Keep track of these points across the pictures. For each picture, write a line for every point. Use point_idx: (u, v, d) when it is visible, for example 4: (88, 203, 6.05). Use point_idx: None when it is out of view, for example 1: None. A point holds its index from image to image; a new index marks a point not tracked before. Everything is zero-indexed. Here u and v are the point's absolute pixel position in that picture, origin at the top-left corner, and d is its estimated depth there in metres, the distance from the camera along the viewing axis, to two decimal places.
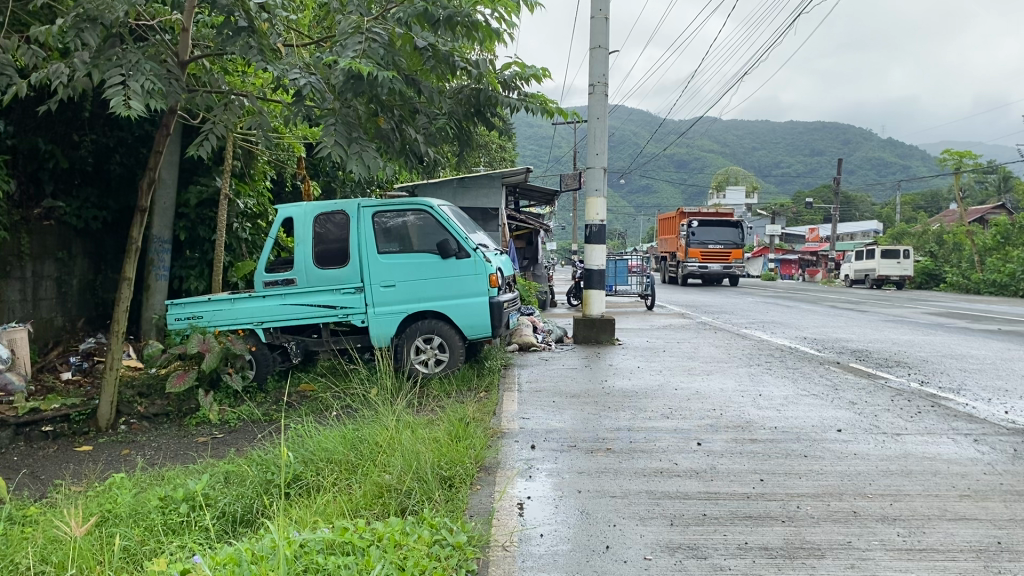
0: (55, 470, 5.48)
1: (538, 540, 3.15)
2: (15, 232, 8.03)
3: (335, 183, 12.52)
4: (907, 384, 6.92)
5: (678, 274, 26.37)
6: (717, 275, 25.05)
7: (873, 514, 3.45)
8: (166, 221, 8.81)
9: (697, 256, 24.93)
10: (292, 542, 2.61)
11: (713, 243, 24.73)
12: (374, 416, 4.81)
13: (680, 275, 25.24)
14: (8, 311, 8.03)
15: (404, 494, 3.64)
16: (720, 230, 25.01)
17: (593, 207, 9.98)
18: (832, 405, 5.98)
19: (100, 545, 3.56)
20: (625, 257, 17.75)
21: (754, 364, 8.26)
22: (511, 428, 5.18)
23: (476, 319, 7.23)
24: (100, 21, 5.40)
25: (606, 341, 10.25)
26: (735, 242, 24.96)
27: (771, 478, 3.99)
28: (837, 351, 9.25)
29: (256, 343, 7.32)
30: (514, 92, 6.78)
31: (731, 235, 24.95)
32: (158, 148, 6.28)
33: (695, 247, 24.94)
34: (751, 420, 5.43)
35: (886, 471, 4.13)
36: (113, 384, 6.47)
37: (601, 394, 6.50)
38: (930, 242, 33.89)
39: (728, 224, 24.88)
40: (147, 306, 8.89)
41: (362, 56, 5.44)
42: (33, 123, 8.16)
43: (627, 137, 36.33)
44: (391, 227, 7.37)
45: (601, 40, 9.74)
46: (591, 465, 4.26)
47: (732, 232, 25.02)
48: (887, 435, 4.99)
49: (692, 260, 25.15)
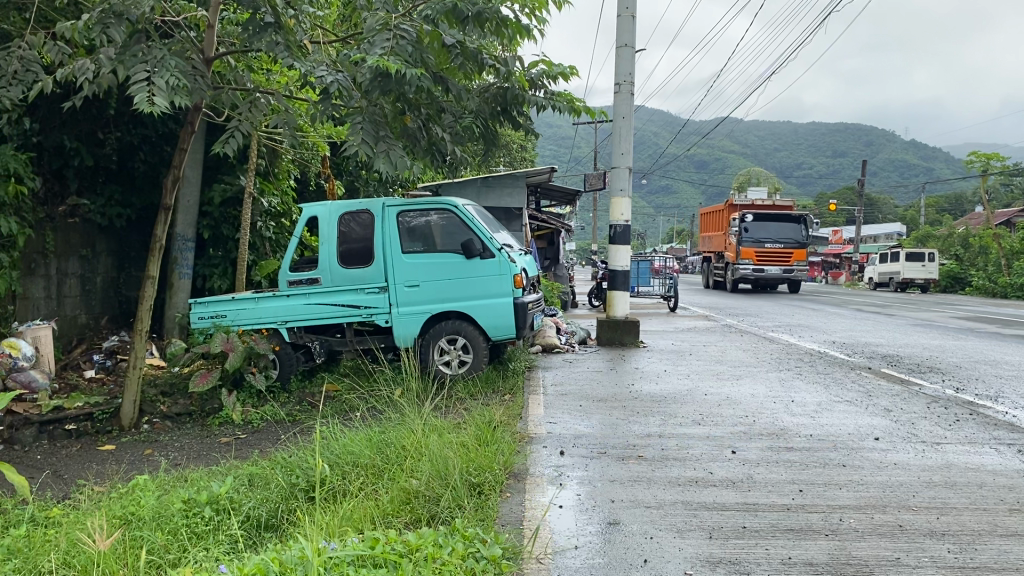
0: (78, 470, 5.44)
1: (573, 552, 3.05)
2: (39, 229, 8.04)
3: (358, 183, 12.47)
4: (943, 391, 6.73)
5: (724, 277, 23.55)
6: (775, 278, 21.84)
7: (920, 529, 3.32)
8: (189, 219, 8.80)
9: (752, 256, 21.74)
10: (321, 554, 2.52)
11: (770, 241, 21.63)
12: (400, 419, 4.72)
13: (732, 279, 22.29)
14: (33, 308, 8.03)
15: (433, 500, 3.56)
16: (780, 226, 21.93)
17: (617, 207, 9.85)
18: (867, 412, 5.82)
19: (123, 550, 3.50)
20: (647, 259, 17.35)
21: (784, 369, 8.10)
22: (539, 433, 5.07)
23: (501, 320, 7.13)
24: (126, 17, 5.34)
25: (630, 343, 10.10)
26: (797, 241, 21.89)
27: (811, 489, 3.87)
28: (868, 356, 9.05)
29: (279, 343, 7.26)
30: (541, 91, 6.68)
31: (792, 232, 21.92)
32: (183, 146, 6.22)
33: (749, 246, 21.74)
34: (785, 428, 5.29)
35: (930, 483, 3.99)
36: (137, 383, 6.44)
37: (629, 398, 6.37)
38: (956, 245, 33.38)
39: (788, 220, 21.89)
40: (171, 304, 8.86)
41: (391, 53, 5.35)
42: (59, 120, 8.14)
43: (648, 138, 36.13)
44: (415, 226, 7.29)
45: (628, 38, 9.61)
46: (623, 473, 4.15)
47: (794, 229, 21.90)
48: (927, 444, 4.84)
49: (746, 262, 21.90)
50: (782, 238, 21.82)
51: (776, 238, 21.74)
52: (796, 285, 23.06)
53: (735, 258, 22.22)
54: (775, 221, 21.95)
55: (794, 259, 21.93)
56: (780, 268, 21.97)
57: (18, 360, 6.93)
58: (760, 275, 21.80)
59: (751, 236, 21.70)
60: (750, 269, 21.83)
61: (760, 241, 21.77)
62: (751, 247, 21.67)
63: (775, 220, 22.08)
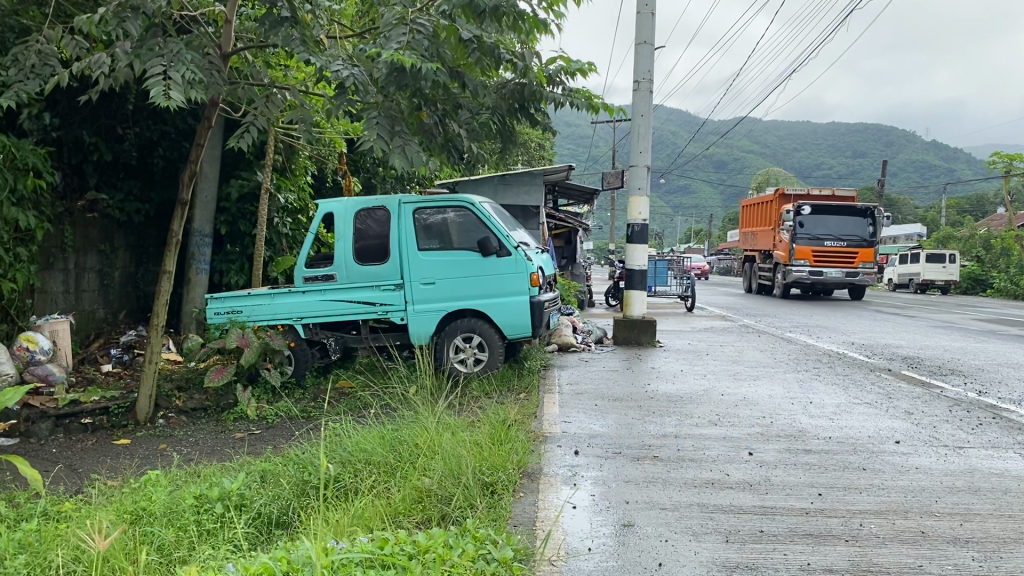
0: (93, 464, 5.45)
1: (587, 555, 2.99)
2: (58, 224, 8.09)
3: (375, 179, 12.46)
4: (965, 394, 6.60)
5: (770, 280, 20.71)
6: (834, 283, 18.55)
7: (942, 535, 3.24)
8: (207, 215, 8.81)
9: (808, 256, 18.41)
10: (327, 556, 2.48)
11: (831, 239, 18.31)
12: (413, 417, 4.68)
13: (782, 283, 19.28)
14: (51, 302, 8.07)
15: (446, 499, 3.52)
16: (841, 220, 18.64)
17: (635, 206, 9.77)
18: (888, 415, 5.72)
19: (133, 545, 3.49)
20: (665, 258, 17.12)
21: (802, 370, 8.00)
22: (554, 432, 5.02)
23: (517, 319, 7.07)
24: (142, 11, 5.34)
25: (647, 343, 10.01)
26: (863, 238, 18.43)
27: (830, 493, 3.79)
28: (888, 358, 8.93)
29: (295, 339, 7.25)
30: (559, 87, 6.62)
31: (856, 227, 18.47)
32: (200, 141, 6.22)
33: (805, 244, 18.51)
34: (803, 430, 5.21)
35: (952, 488, 3.91)
36: (152, 377, 6.44)
37: (645, 398, 6.30)
38: (978, 247, 32.97)
39: (851, 213, 18.59)
40: (187, 299, 8.88)
41: (406, 48, 5.31)
42: (79, 116, 8.18)
43: (667, 137, 35.96)
44: (431, 224, 7.25)
45: (647, 35, 9.53)
46: (638, 474, 4.10)
47: (859, 224, 18.46)
48: (949, 448, 4.74)
49: (801, 263, 18.52)
50: (844, 234, 18.45)
51: (836, 235, 18.42)
52: (857, 292, 19.90)
53: (789, 258, 18.80)
54: (835, 214, 18.62)
55: (859, 260, 18.47)
56: (843, 271, 18.50)
57: (35, 353, 6.98)
58: (818, 278, 18.37)
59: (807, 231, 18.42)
60: (805, 271, 18.49)
61: (817, 238, 18.37)
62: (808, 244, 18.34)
63: (837, 212, 18.65)
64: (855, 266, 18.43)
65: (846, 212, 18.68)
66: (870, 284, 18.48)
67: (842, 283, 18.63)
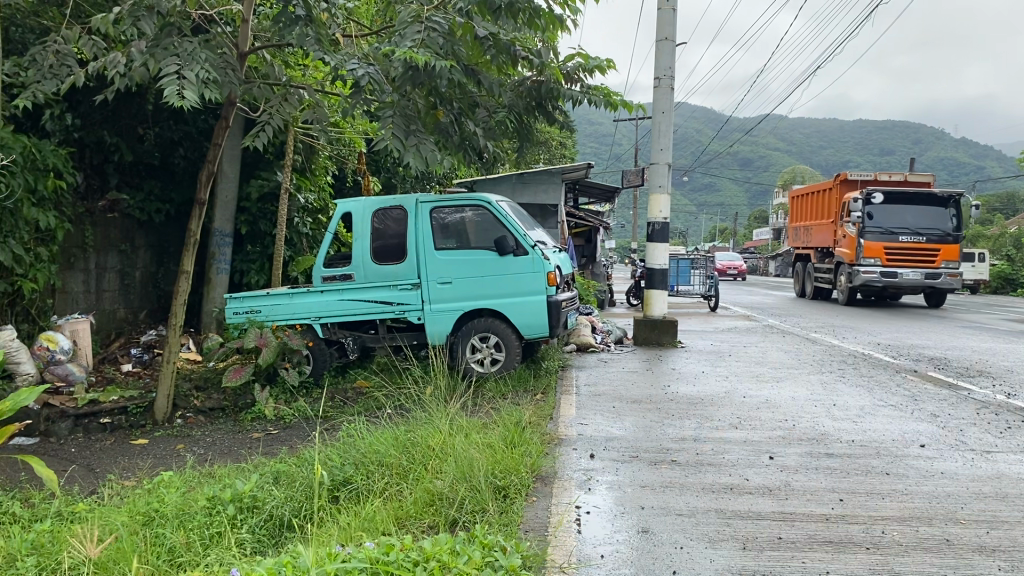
0: (110, 464, 5.45)
1: (599, 562, 2.93)
2: (79, 224, 8.13)
3: (395, 179, 12.43)
4: (993, 397, 6.45)
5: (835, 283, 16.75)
6: (910, 286, 14.90)
7: (969, 543, 3.13)
8: (227, 214, 8.83)
9: (880, 255, 15.02)
10: (328, 562, 2.43)
11: (906, 233, 14.93)
12: (426, 418, 4.63)
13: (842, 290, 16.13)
14: (72, 301, 8.11)
15: (457, 503, 3.46)
16: (918, 211, 15.16)
17: (656, 204, 9.66)
18: (912, 417, 5.59)
19: (143, 546, 3.49)
20: (687, 256, 16.96)
21: (826, 371, 7.86)
22: (569, 435, 4.95)
23: (534, 319, 7.00)
24: (157, 10, 5.34)
25: (668, 343, 9.90)
26: (944, 232, 14.96)
27: (852, 498, 3.69)
28: (914, 359, 8.77)
29: (313, 339, 7.23)
30: (577, 85, 6.52)
31: (936, 218, 14.99)
32: (217, 140, 6.22)
33: (875, 239, 15.02)
34: (825, 433, 5.09)
35: (979, 494, 3.79)
36: (170, 376, 6.44)
37: (664, 400, 6.21)
38: (1007, 246, 32.42)
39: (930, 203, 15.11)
40: (208, 299, 8.89)
41: (421, 45, 5.27)
42: (100, 116, 8.22)
43: (690, 135, 35.78)
44: (448, 223, 7.20)
45: (668, 32, 9.41)
46: (654, 478, 4.02)
47: (939, 215, 15.06)
48: (977, 452, 4.62)
49: (868, 263, 15.18)
50: (923, 228, 14.99)
51: (913, 229, 14.95)
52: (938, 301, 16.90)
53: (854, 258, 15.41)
54: (910, 203, 15.17)
55: (940, 259, 14.95)
56: (918, 271, 14.93)
57: (55, 353, 6.98)
58: (891, 282, 14.89)
59: (877, 224, 15.07)
60: (875, 274, 15.07)
61: (890, 232, 14.96)
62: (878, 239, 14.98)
63: (911, 201, 15.24)
64: (936, 267, 14.87)
65: (924, 200, 15.24)
66: (955, 288, 14.88)
67: (920, 287, 15.03)
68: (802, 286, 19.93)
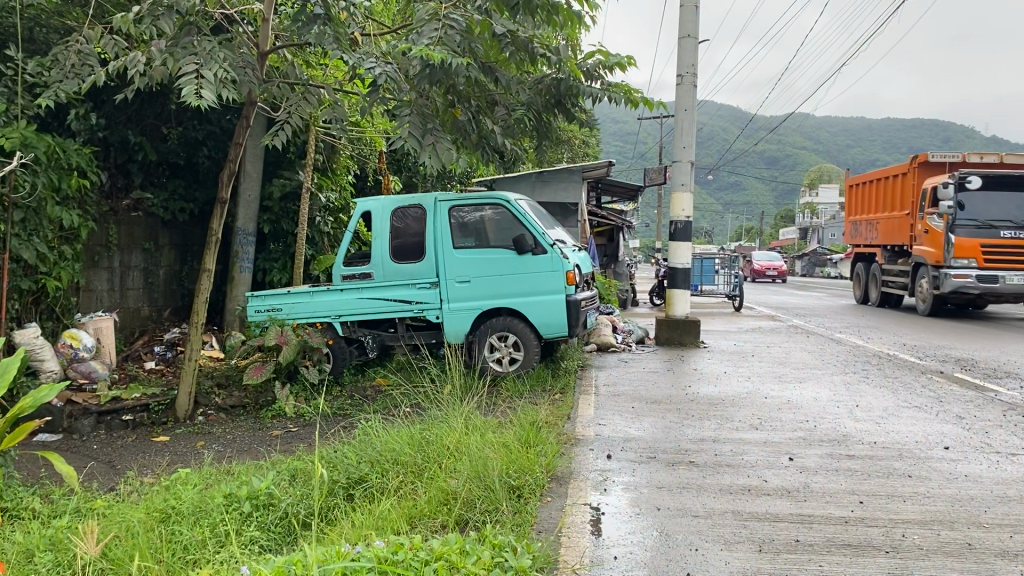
0: (131, 461, 5.49)
1: (612, 564, 2.89)
2: (103, 222, 8.21)
3: (417, 178, 12.44)
4: (1020, 398, 6.33)
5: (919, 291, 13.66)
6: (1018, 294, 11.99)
7: (991, 548, 3.06)
8: (249, 213, 8.87)
9: (976, 253, 12.12)
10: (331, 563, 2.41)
11: (1009, 227, 12.08)
12: (443, 416, 4.61)
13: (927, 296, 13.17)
14: (96, 299, 8.19)
15: (470, 503, 3.44)
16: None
17: (678, 203, 9.58)
18: (937, 419, 5.49)
19: (159, 543, 3.51)
20: (710, 256, 16.91)
21: (850, 372, 7.75)
22: (587, 435, 4.91)
23: (553, 318, 6.95)
24: (176, 9, 5.36)
25: (690, 343, 9.81)
26: None
27: (872, 501, 3.63)
28: (940, 360, 8.64)
29: (334, 337, 7.24)
30: (597, 82, 6.46)
31: None
32: (238, 139, 6.23)
33: (970, 234, 12.22)
34: (847, 434, 5.02)
35: (1004, 498, 3.71)
36: (192, 374, 6.47)
37: (684, 400, 6.16)
38: None
39: None
40: (230, 297, 8.94)
41: (438, 42, 5.24)
42: (125, 116, 8.29)
43: (715, 133, 35.60)
44: (468, 222, 7.19)
45: (690, 29, 9.32)
46: (671, 479, 3.97)
47: None
48: (1002, 455, 4.52)
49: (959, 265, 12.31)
50: None
51: (1017, 221, 12.13)
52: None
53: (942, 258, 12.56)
54: (1013, 190, 12.35)
55: None
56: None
57: (79, 351, 7.03)
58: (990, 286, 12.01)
59: (971, 216, 12.25)
60: (970, 277, 12.14)
61: (988, 226, 12.15)
62: (973, 234, 12.16)
63: (1016, 188, 12.40)
64: None
65: None
66: None
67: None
68: (863, 291, 17.15)
